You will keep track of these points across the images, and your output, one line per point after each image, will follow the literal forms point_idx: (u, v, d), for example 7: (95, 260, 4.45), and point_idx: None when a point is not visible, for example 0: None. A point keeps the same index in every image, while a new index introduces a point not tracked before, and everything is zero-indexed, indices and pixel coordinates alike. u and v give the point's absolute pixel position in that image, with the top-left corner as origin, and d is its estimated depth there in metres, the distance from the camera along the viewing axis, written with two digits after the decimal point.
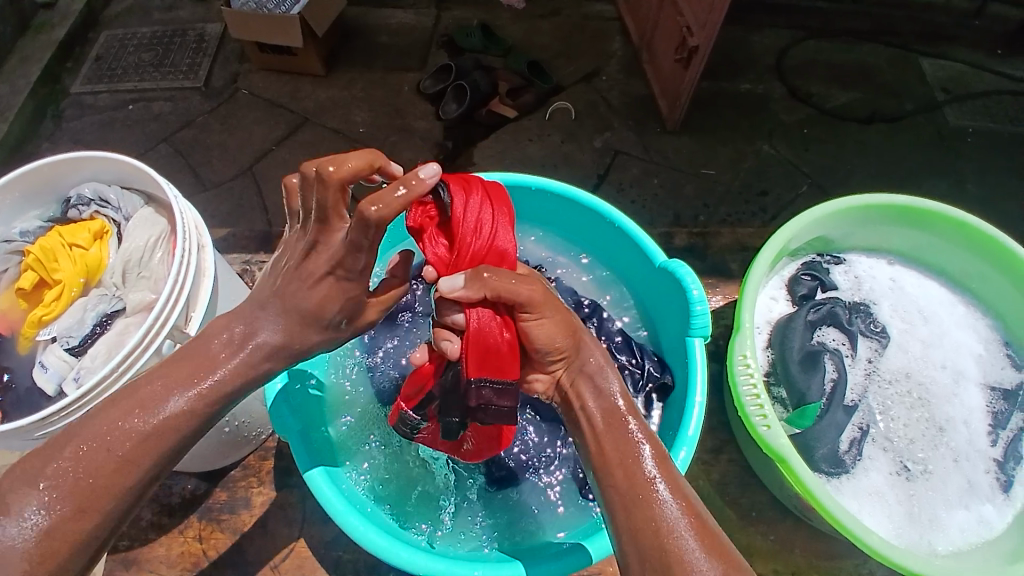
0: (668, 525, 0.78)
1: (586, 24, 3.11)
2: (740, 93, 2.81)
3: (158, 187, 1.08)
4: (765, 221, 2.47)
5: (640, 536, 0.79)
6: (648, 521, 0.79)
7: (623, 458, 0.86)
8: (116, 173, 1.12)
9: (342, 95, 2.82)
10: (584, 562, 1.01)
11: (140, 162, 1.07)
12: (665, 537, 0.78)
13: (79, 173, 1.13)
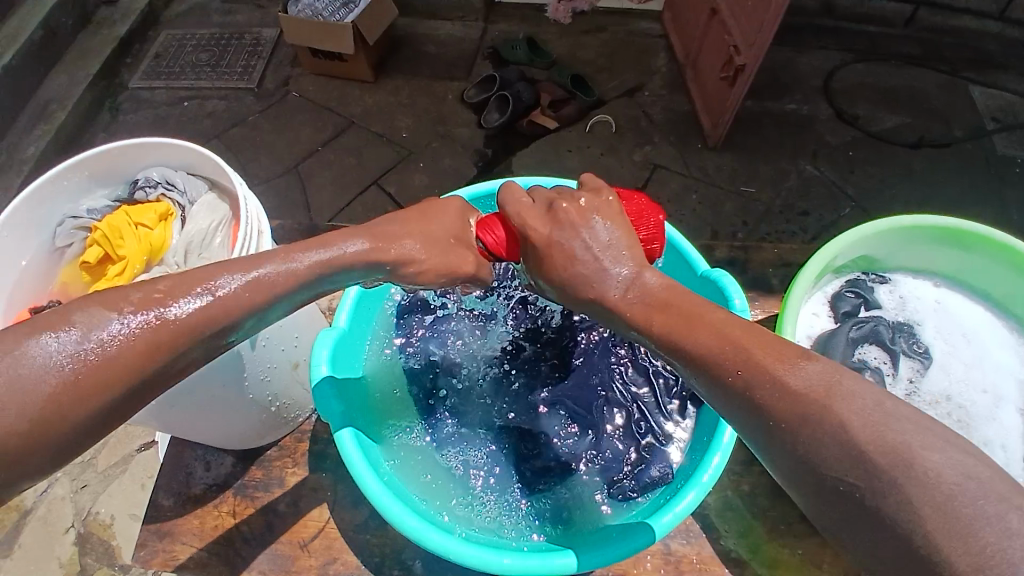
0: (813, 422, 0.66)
1: (630, 40, 3.14)
2: (784, 113, 2.79)
3: (221, 173, 1.14)
4: (805, 241, 2.44)
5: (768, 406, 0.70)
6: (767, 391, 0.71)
7: (713, 346, 0.77)
8: (181, 158, 1.18)
9: (388, 101, 2.90)
10: (628, 552, 1.01)
11: (204, 149, 1.13)
12: (787, 399, 0.69)
13: (147, 158, 1.19)
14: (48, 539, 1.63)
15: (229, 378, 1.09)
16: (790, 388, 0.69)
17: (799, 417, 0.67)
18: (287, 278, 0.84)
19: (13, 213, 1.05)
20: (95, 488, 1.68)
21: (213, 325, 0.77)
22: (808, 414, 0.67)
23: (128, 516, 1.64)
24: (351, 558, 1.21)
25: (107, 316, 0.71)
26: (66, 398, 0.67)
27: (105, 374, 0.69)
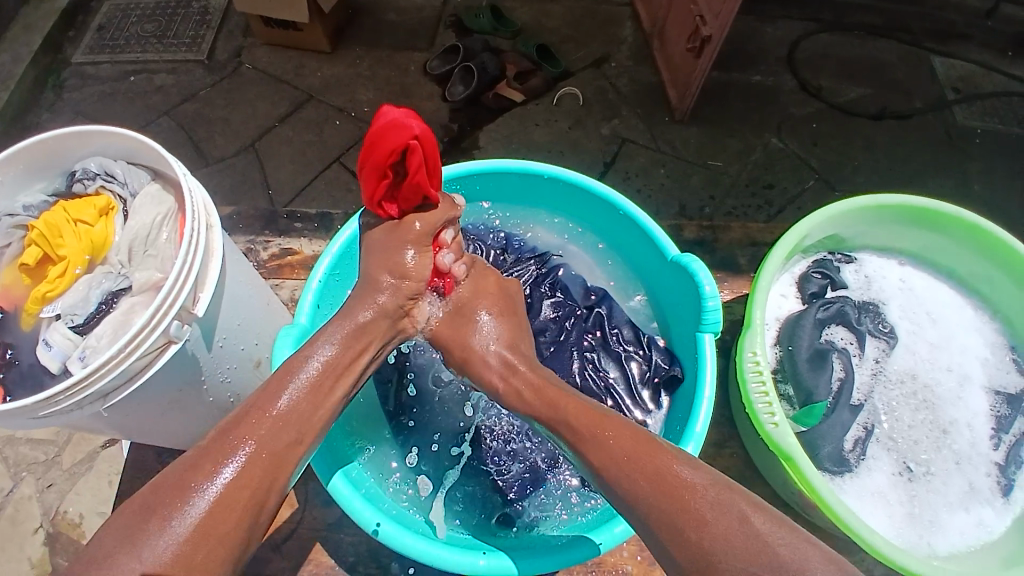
0: (644, 481, 0.88)
1: (596, 9, 3.06)
2: (751, 85, 2.78)
3: (163, 160, 1.06)
4: (770, 215, 2.47)
5: (640, 498, 0.87)
6: (635, 484, 0.89)
7: (577, 429, 0.97)
8: (119, 145, 1.10)
9: (347, 73, 2.78)
10: (574, 559, 1.04)
11: (146, 137, 1.05)
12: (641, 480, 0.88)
13: (85, 148, 1.11)
14: (15, 543, 1.56)
15: (185, 381, 1.03)
16: (651, 479, 0.87)
17: (665, 513, 0.85)
18: (315, 387, 0.96)
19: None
20: (60, 487, 1.61)
21: (285, 459, 0.89)
22: (653, 481, 0.88)
23: (97, 514, 1.58)
24: (326, 558, 1.19)
25: (198, 482, 0.82)
26: (198, 550, 0.77)
27: (209, 540, 0.79)
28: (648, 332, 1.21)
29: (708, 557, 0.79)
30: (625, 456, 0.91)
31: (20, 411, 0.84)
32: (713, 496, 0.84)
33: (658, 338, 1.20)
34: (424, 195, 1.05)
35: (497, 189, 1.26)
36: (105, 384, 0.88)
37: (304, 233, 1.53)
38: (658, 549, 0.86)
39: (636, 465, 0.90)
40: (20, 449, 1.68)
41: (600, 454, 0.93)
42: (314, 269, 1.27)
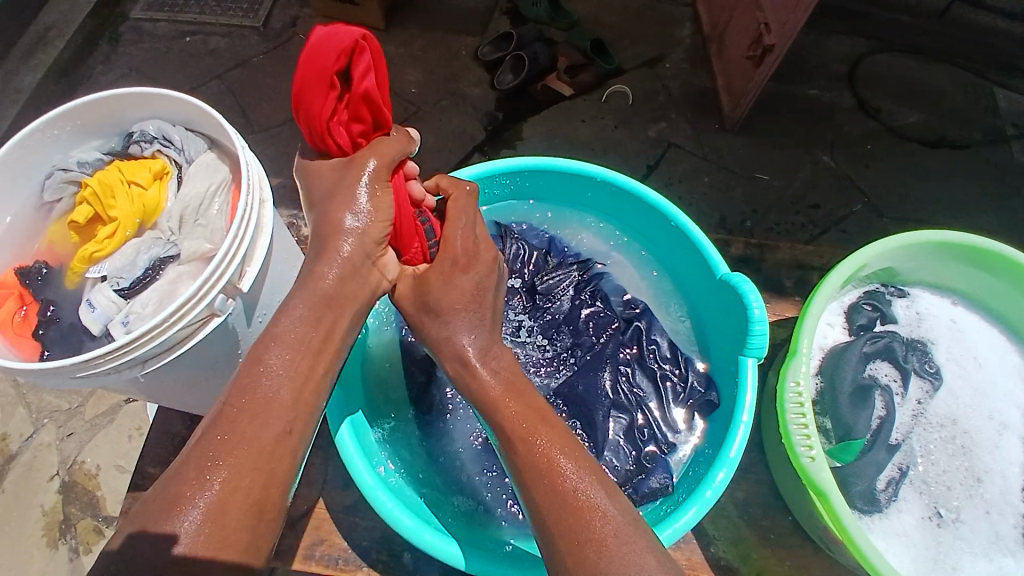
0: (548, 500, 0.87)
1: (654, 7, 2.99)
2: (806, 99, 2.69)
3: (221, 128, 1.06)
4: (813, 236, 2.40)
5: (543, 491, 0.88)
6: (542, 481, 0.89)
7: (506, 430, 0.95)
8: (178, 111, 1.10)
9: (398, 53, 2.78)
10: None
11: (205, 104, 1.05)
12: (545, 493, 0.88)
13: (143, 110, 1.12)
14: (33, 486, 1.71)
15: (222, 353, 1.04)
16: (554, 490, 0.87)
17: (559, 514, 0.85)
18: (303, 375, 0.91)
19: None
20: (80, 438, 1.76)
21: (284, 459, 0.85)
22: (563, 504, 0.86)
23: (113, 466, 1.74)
24: (338, 540, 1.20)
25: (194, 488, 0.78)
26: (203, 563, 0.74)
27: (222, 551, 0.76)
28: (687, 351, 1.16)
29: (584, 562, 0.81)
30: (542, 452, 0.91)
31: (62, 370, 0.86)
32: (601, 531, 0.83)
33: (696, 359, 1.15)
34: (376, 118, 1.11)
35: (548, 188, 1.23)
36: (145, 351, 0.89)
37: None
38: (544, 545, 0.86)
39: (555, 480, 0.88)
40: (43, 397, 1.84)
41: (522, 451, 0.92)
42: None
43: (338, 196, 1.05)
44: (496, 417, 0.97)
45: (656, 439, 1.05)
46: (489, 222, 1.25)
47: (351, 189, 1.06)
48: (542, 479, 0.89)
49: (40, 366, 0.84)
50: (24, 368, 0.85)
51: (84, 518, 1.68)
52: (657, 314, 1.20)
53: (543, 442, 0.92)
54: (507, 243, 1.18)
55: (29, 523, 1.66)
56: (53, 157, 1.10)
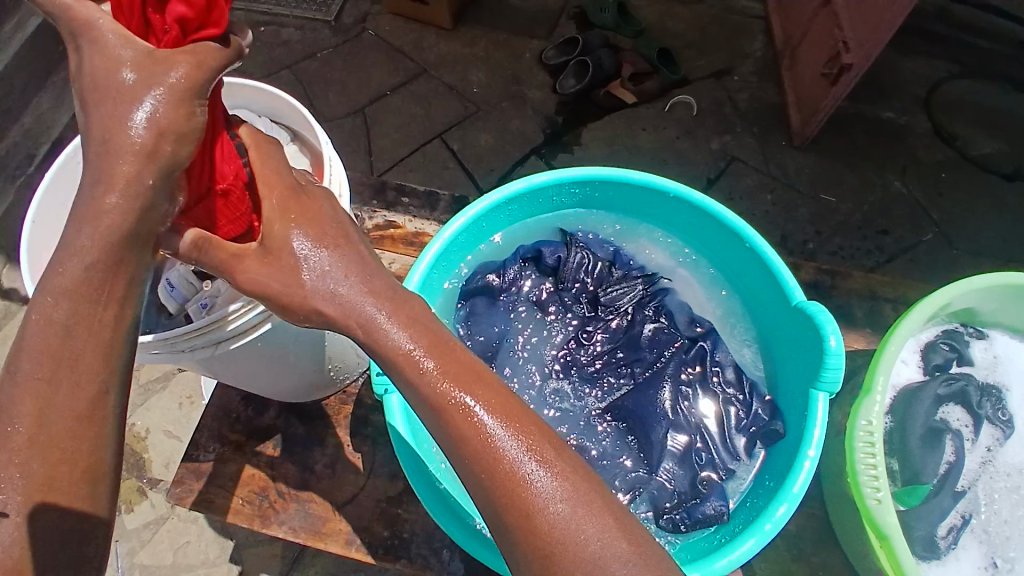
0: (504, 479, 0.73)
1: (725, 17, 2.92)
2: (879, 120, 2.57)
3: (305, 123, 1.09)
4: (877, 263, 2.29)
5: (493, 476, 0.73)
6: (485, 456, 0.73)
7: (432, 395, 0.75)
8: (263, 102, 1.14)
9: (462, 52, 2.80)
10: None
11: (294, 100, 1.09)
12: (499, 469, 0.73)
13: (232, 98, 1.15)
14: None
15: (289, 339, 1.08)
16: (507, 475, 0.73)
17: (508, 498, 0.72)
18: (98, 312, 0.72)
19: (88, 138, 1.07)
20: (134, 402, 1.91)
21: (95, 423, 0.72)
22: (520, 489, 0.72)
23: (162, 432, 1.87)
24: (380, 530, 1.21)
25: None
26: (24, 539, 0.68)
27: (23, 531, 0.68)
28: (752, 378, 1.10)
29: (546, 553, 0.70)
30: (477, 420, 0.74)
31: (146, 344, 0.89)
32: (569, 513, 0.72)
33: (762, 387, 1.09)
34: (208, 5, 0.76)
35: (617, 199, 1.21)
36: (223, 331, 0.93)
37: (409, 209, 1.55)
38: (493, 524, 0.74)
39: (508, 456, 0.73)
40: None
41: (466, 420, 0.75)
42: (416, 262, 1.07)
43: (127, 79, 0.71)
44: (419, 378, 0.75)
45: (714, 464, 1.00)
46: (554, 229, 1.23)
47: (146, 74, 0.71)
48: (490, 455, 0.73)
49: (128, 340, 0.88)
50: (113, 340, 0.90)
51: (128, 478, 1.82)
52: (724, 336, 1.15)
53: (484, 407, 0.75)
54: (571, 249, 1.14)
55: None
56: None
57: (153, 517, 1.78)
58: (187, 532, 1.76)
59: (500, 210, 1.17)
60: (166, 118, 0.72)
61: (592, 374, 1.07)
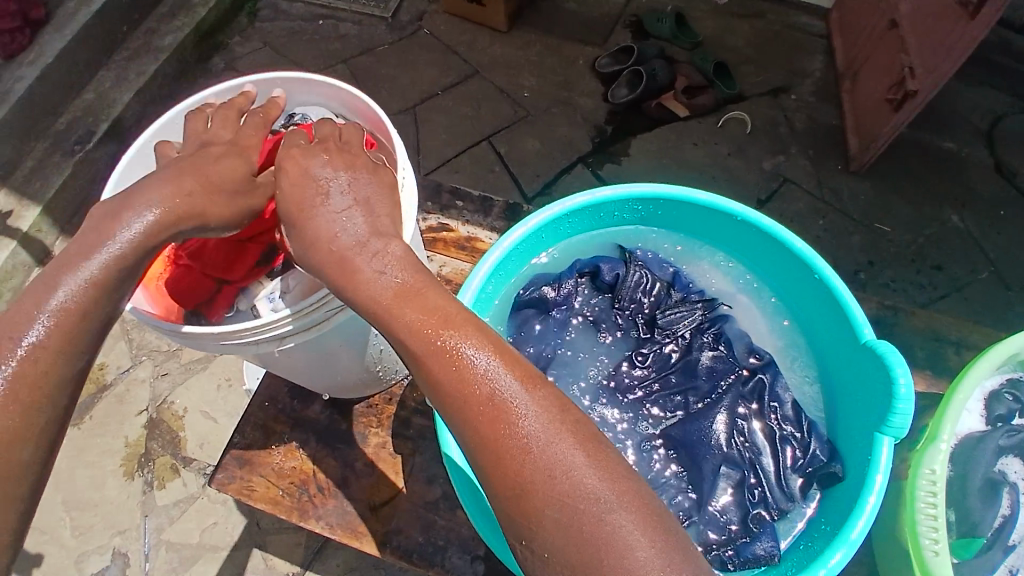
0: (485, 415, 0.74)
1: (785, 34, 2.85)
2: (938, 150, 2.48)
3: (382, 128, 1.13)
4: (930, 298, 2.20)
5: (475, 417, 0.74)
6: (464, 391, 0.74)
7: (409, 336, 0.76)
8: (345, 102, 1.19)
9: (515, 55, 2.79)
10: None
11: (369, 99, 1.13)
12: (478, 405, 0.74)
13: (310, 94, 1.21)
14: (125, 414, 1.92)
15: (346, 340, 1.07)
16: (485, 409, 0.74)
17: (492, 435, 0.73)
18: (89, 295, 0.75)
19: (189, 104, 1.16)
20: (174, 379, 1.96)
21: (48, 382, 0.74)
22: (503, 423, 0.73)
23: (197, 411, 1.91)
24: (415, 534, 1.21)
25: None
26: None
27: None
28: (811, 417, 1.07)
29: (527, 485, 0.71)
30: (455, 358, 0.75)
31: (212, 334, 0.90)
32: (546, 440, 0.73)
33: (820, 429, 1.06)
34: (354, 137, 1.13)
35: (679, 218, 1.19)
36: (282, 330, 0.92)
37: (463, 213, 1.55)
38: (479, 468, 0.75)
39: (489, 388, 0.74)
40: (148, 337, 2.02)
41: (437, 359, 0.75)
42: (474, 269, 1.07)
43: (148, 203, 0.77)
44: (393, 321, 0.76)
45: (766, 503, 0.97)
46: (612, 244, 1.22)
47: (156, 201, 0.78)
48: (472, 395, 0.74)
49: (195, 329, 0.90)
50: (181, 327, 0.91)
51: (162, 455, 1.86)
52: (784, 370, 1.12)
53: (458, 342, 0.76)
54: (629, 267, 1.13)
55: (114, 450, 1.87)
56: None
57: (183, 496, 1.80)
58: (214, 512, 1.78)
59: (561, 224, 1.18)
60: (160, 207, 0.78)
61: (644, 398, 1.05)
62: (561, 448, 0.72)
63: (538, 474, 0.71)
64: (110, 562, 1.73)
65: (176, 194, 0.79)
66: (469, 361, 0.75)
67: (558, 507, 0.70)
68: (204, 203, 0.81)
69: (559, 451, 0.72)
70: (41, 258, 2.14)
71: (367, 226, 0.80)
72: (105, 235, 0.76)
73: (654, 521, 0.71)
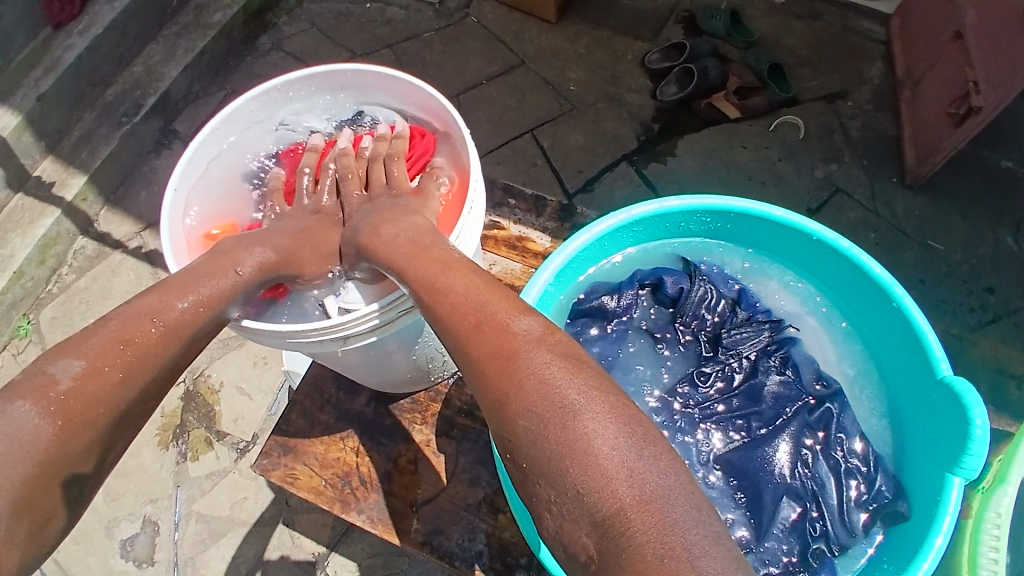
0: (476, 336, 0.81)
1: (844, 37, 2.74)
2: (998, 168, 2.37)
3: (455, 131, 1.16)
4: (982, 322, 2.12)
5: (471, 341, 0.81)
6: (460, 318, 0.83)
7: (423, 277, 0.89)
8: (419, 103, 1.22)
9: (563, 47, 2.74)
10: None
11: (440, 96, 1.16)
12: (468, 326, 0.82)
13: (381, 92, 1.25)
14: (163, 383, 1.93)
15: (399, 345, 1.09)
16: (476, 325, 0.81)
17: (483, 351, 0.79)
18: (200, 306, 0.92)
19: (268, 87, 1.18)
20: (212, 354, 1.97)
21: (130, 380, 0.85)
22: (492, 339, 0.80)
23: (233, 387, 1.92)
24: (454, 535, 1.20)
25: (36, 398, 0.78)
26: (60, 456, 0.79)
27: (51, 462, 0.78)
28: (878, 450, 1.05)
29: (508, 394, 0.75)
30: (457, 300, 0.85)
31: (279, 331, 0.94)
32: (530, 353, 0.77)
33: (888, 464, 1.04)
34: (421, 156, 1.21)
35: (748, 234, 1.20)
36: (352, 332, 0.95)
37: (515, 211, 1.53)
38: (474, 388, 0.80)
39: (483, 310, 0.83)
40: None
41: (442, 295, 0.86)
42: (535, 274, 1.10)
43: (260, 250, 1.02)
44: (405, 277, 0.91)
45: (827, 538, 0.97)
46: (676, 255, 1.22)
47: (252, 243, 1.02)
48: (466, 315, 0.83)
49: (268, 327, 0.95)
50: (252, 324, 0.96)
51: (197, 428, 1.88)
52: (850, 395, 1.11)
53: (455, 281, 0.87)
54: (694, 282, 1.13)
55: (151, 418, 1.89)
56: (302, 113, 1.27)
57: (216, 469, 1.83)
58: (246, 488, 1.80)
59: (625, 231, 1.18)
60: (265, 249, 1.01)
61: (705, 419, 1.05)
62: (534, 356, 0.77)
63: (517, 380, 0.75)
64: (140, 529, 1.77)
65: (287, 248, 1.04)
66: (463, 296, 0.85)
67: (532, 414, 0.73)
68: (292, 246, 1.05)
69: (536, 359, 0.76)
70: (87, 228, 2.18)
71: (417, 254, 0.93)
72: (233, 264, 0.98)
73: (625, 423, 0.72)
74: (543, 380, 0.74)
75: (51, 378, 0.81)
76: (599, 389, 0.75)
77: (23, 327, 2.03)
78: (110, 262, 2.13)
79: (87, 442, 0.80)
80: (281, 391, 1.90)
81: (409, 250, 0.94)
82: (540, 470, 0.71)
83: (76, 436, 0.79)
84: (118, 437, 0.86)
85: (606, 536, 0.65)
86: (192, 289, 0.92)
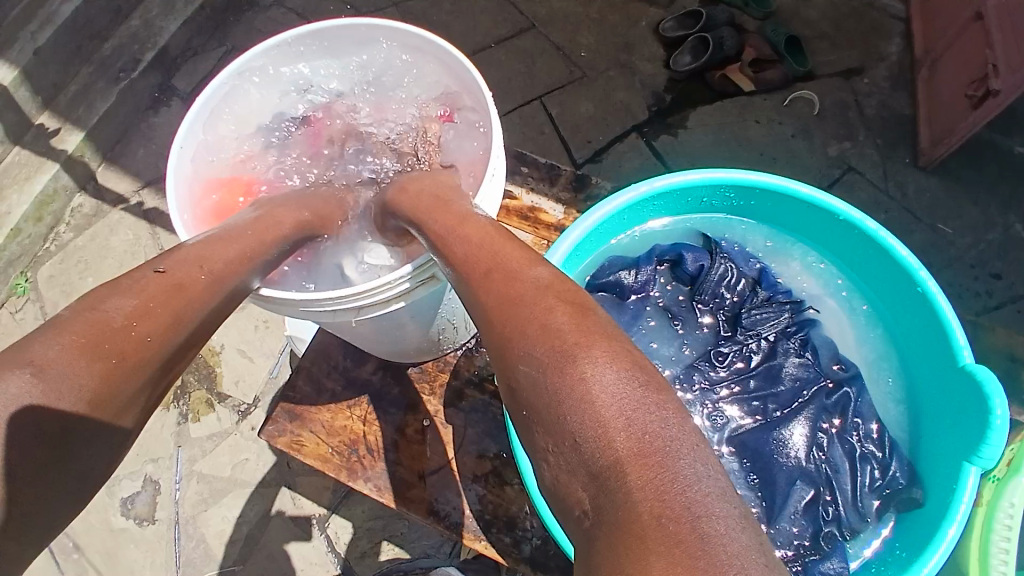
0: (482, 278, 0.77)
1: (865, 10, 2.64)
2: (1014, 154, 2.32)
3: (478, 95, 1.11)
4: (986, 307, 2.11)
5: (478, 285, 0.77)
6: (470, 265, 0.80)
7: (438, 232, 0.87)
8: (441, 64, 1.18)
9: (575, 11, 2.64)
10: None
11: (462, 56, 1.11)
12: (475, 272, 0.78)
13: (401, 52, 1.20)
14: None
15: (413, 315, 1.06)
16: (485, 271, 0.77)
17: (488, 295, 0.75)
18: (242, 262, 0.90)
19: (277, 41, 1.15)
20: None
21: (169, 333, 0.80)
22: (499, 283, 0.75)
23: (235, 349, 1.90)
24: (461, 504, 1.20)
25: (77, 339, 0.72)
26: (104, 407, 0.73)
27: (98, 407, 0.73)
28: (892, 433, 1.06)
29: (509, 335, 0.70)
30: (471, 251, 0.81)
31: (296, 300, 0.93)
32: (534, 294, 0.72)
33: (902, 447, 1.05)
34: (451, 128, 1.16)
35: (771, 211, 1.17)
36: (368, 301, 0.93)
37: (528, 180, 1.49)
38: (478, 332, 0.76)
39: (493, 258, 0.79)
40: None
41: (459, 246, 0.83)
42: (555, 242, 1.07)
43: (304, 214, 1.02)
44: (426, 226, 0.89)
45: (839, 521, 0.98)
46: (695, 231, 1.20)
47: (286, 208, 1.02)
48: (478, 260, 0.79)
49: (281, 296, 0.93)
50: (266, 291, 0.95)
51: (198, 390, 1.87)
52: (867, 377, 1.11)
53: (470, 233, 0.84)
54: (715, 260, 1.12)
55: None
56: (320, 72, 1.23)
57: (217, 430, 1.82)
58: (247, 449, 1.80)
59: (646, 203, 1.16)
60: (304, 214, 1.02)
61: (722, 399, 1.05)
62: (535, 299, 0.71)
63: (518, 319, 0.70)
64: (141, 487, 1.77)
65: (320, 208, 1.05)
66: (479, 245, 0.81)
67: (531, 356, 0.67)
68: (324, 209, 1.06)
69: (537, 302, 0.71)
70: (84, 183, 2.13)
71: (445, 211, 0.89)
72: (275, 223, 0.97)
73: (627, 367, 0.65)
74: (543, 320, 0.69)
75: (103, 315, 0.76)
76: (602, 334, 0.68)
77: (21, 284, 2.01)
78: (107, 220, 2.09)
79: (124, 400, 0.76)
80: (283, 354, 1.88)
81: (431, 205, 0.92)
82: (539, 417, 0.66)
83: (118, 387, 0.75)
84: (149, 397, 0.82)
85: (602, 488, 0.59)
86: (235, 243, 0.91)
